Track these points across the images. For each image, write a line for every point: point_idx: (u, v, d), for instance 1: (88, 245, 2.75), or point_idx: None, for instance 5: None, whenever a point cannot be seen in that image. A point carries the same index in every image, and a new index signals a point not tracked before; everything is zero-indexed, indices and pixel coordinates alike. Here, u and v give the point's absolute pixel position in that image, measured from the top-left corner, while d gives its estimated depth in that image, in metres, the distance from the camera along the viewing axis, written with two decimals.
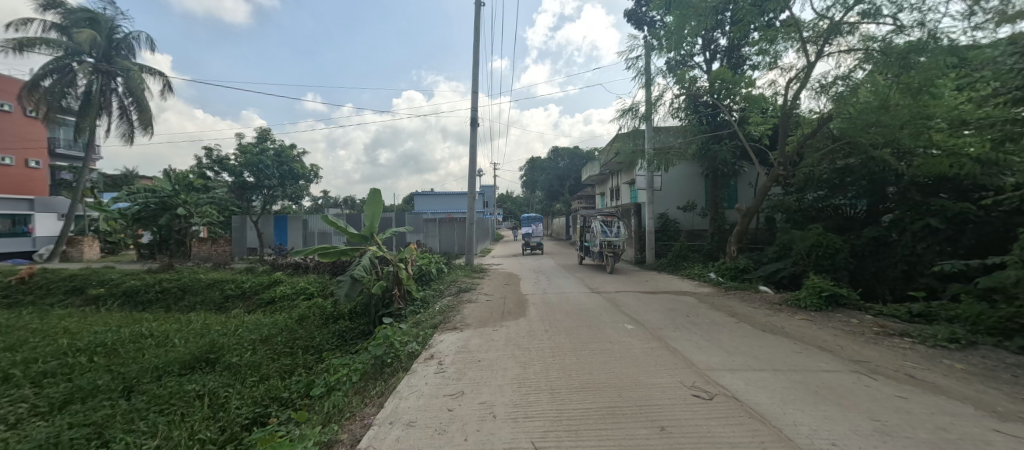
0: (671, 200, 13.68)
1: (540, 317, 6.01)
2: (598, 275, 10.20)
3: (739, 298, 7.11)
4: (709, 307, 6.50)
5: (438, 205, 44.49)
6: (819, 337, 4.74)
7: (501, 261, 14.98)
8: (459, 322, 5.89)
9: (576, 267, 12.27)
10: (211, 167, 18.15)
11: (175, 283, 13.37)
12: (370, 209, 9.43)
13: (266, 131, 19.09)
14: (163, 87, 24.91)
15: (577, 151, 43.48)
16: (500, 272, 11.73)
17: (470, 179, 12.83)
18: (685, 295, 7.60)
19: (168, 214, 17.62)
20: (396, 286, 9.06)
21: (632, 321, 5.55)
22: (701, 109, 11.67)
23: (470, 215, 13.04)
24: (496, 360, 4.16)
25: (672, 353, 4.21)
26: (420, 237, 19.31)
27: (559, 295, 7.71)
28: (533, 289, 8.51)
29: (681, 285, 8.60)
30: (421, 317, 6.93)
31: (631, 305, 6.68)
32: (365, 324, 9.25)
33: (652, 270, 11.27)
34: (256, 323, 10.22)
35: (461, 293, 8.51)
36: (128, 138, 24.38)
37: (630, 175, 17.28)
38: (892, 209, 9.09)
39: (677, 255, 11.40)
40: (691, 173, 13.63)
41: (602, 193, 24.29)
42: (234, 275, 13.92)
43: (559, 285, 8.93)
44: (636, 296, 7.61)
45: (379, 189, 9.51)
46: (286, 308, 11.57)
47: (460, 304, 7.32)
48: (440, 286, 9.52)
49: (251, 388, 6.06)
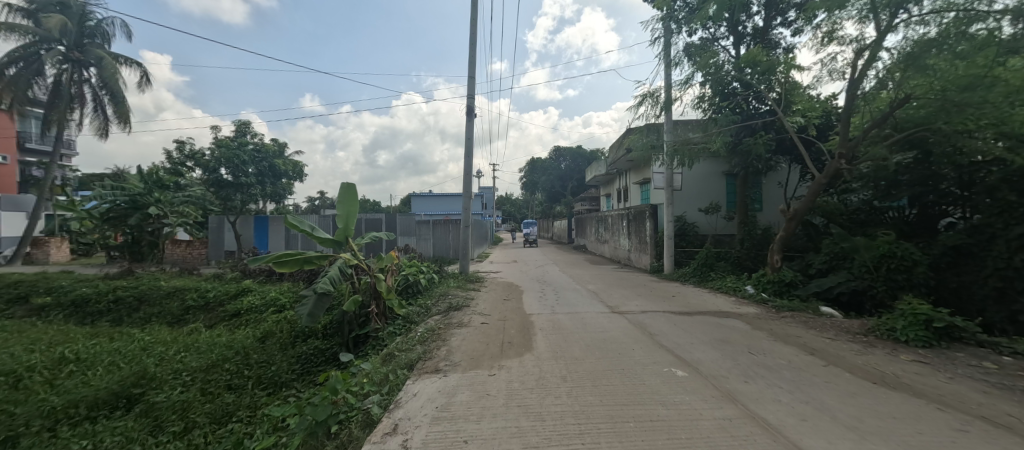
0: (690, 202, 12.20)
1: (553, 352, 4.47)
2: (613, 288, 8.66)
3: (800, 323, 5.61)
4: (770, 337, 4.98)
5: (435, 206, 43.07)
6: (964, 397, 3.24)
7: (499, 268, 13.42)
8: (444, 360, 4.35)
9: (584, 276, 10.74)
10: (183, 162, 16.60)
11: (131, 292, 11.81)
12: (344, 208, 7.93)
13: (245, 124, 17.57)
14: (141, 78, 23.37)
15: (578, 151, 42.18)
16: (499, 282, 10.24)
17: (465, 176, 11.30)
18: (729, 317, 6.08)
19: (139, 214, 15.90)
20: (374, 301, 7.55)
21: (680, 362, 4.02)
22: (730, 97, 10.22)
23: (464, 217, 11.46)
24: (493, 444, 2.61)
25: (769, 432, 2.67)
26: (411, 240, 17.84)
27: (572, 317, 6.20)
28: (539, 308, 7.00)
29: (717, 302, 7.09)
30: (397, 346, 5.41)
31: (668, 334, 5.15)
32: (337, 346, 7.75)
33: (673, 281, 9.76)
34: (211, 343, 8.68)
35: (452, 311, 6.99)
36: (102, 133, 22.79)
37: (641, 174, 15.83)
38: (964, 214, 7.63)
39: (702, 264, 9.92)
40: (713, 172, 12.17)
41: (607, 194, 22.83)
42: (199, 282, 12.40)
43: (570, 302, 7.39)
44: (668, 319, 6.06)
45: (354, 184, 8.03)
46: (252, 322, 10.04)
47: (448, 329, 5.79)
48: (427, 301, 7.98)
49: (162, 447, 4.49)
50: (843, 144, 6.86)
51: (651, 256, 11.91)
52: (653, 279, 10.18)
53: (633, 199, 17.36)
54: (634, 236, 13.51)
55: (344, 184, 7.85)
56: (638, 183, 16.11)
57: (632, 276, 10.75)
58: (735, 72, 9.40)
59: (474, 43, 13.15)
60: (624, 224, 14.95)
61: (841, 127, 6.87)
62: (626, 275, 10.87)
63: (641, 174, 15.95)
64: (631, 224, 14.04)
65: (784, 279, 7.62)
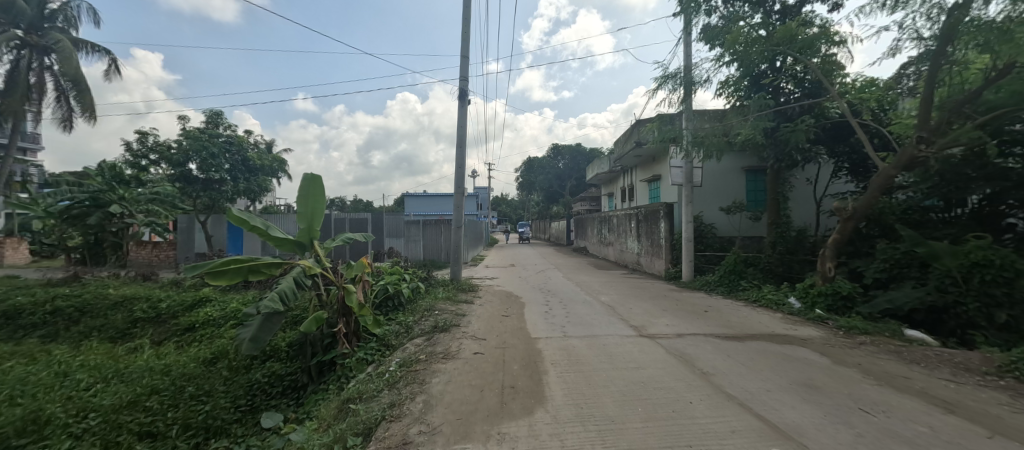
0: (709, 201, 10.93)
1: (577, 408, 3.07)
2: (631, 301, 7.30)
3: (893, 353, 4.28)
4: (869, 378, 3.62)
5: (429, 207, 41.61)
6: None
7: (496, 274, 12.02)
8: (418, 425, 2.92)
9: (593, 284, 9.38)
10: (146, 155, 15.01)
11: (72, 302, 10.25)
12: (304, 204, 6.44)
13: (216, 115, 16.04)
14: (111, 67, 21.79)
15: (578, 150, 41.03)
16: (496, 292, 8.89)
17: (457, 170, 9.85)
18: (792, 345, 4.73)
19: (98, 214, 14.14)
20: (343, 320, 6.10)
21: (775, 433, 2.64)
22: (761, 80, 8.93)
23: (456, 217, 10.07)
24: None
25: None
26: (400, 242, 16.45)
27: (592, 343, 4.83)
28: (548, 328, 5.63)
29: (765, 322, 5.73)
30: (358, 389, 3.99)
31: (728, 373, 3.78)
32: (298, 374, 6.30)
33: (697, 291, 8.44)
34: (150, 366, 7.17)
35: (438, 332, 5.60)
36: (66, 125, 21.15)
37: (651, 170, 14.56)
38: None
39: (729, 272, 8.63)
40: (734, 167, 10.88)
41: (610, 194, 21.52)
42: (153, 291, 10.88)
43: (583, 319, 6.02)
44: (715, 346, 4.70)
45: (319, 175, 6.60)
46: (207, 339, 8.58)
47: (429, 361, 4.39)
48: (408, 318, 6.53)
49: None
50: (922, 126, 5.55)
51: (666, 261, 10.62)
52: (672, 288, 8.85)
53: (640, 198, 16.03)
54: (645, 238, 12.23)
55: (307, 176, 6.38)
56: (647, 181, 14.81)
57: (647, 284, 9.42)
58: (770, 50, 8.11)
59: (467, 22, 11.71)
60: (632, 225, 13.68)
61: (920, 106, 5.56)
62: (640, 283, 9.57)
63: (651, 171, 14.64)
64: (640, 226, 12.75)
65: (841, 292, 6.29)
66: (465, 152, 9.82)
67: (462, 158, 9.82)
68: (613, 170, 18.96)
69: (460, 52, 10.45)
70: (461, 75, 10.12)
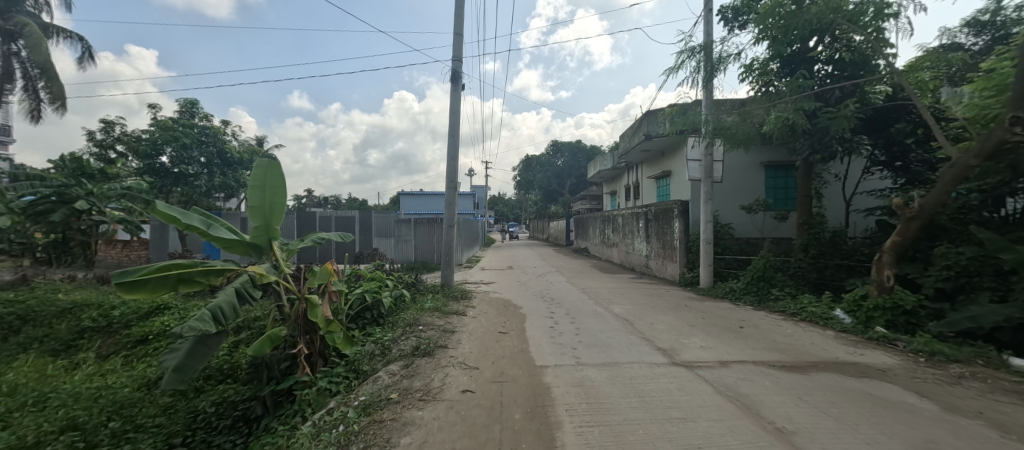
0: (725, 199, 9.96)
1: None
2: (649, 314, 6.25)
3: (1016, 396, 3.23)
4: (1014, 440, 2.57)
5: (424, 205, 40.41)
6: None
7: (492, 278, 10.94)
8: None
9: (602, 291, 8.33)
10: (112, 146, 13.75)
11: (13, 308, 9.04)
12: (258, 197, 5.30)
13: (191, 104, 14.83)
14: (85, 55, 20.51)
15: (578, 147, 40.02)
16: (492, 300, 7.81)
17: (449, 162, 8.78)
18: (873, 378, 3.67)
19: (63, 210, 12.60)
20: (305, 338, 4.99)
21: None
22: (792, 63, 7.93)
23: (448, 215, 8.96)
24: None
25: None
26: (390, 242, 15.43)
27: (615, 375, 3.75)
28: (556, 351, 4.54)
29: (820, 345, 4.69)
30: (299, 448, 2.89)
31: (814, 429, 2.70)
32: (251, 403, 5.19)
33: (721, 300, 7.40)
34: (81, 389, 6.04)
35: (419, 355, 4.51)
36: (35, 115, 19.82)
37: (659, 166, 13.54)
38: None
39: (756, 279, 7.60)
40: (753, 163, 9.90)
41: (613, 192, 20.50)
42: (109, 296, 9.70)
43: (597, 339, 4.93)
44: (775, 380, 3.63)
45: (278, 164, 5.49)
46: (160, 353, 7.45)
47: (402, 403, 3.29)
48: (386, 336, 5.45)
49: None
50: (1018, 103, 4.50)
51: (680, 266, 9.59)
52: (692, 297, 7.81)
53: (647, 196, 15.02)
54: (654, 240, 11.22)
55: (257, 162, 5.24)
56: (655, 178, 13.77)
57: (663, 292, 8.37)
58: (810, 23, 7.01)
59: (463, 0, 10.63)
60: (639, 225, 12.67)
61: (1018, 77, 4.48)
62: (654, 290, 8.51)
63: (660, 168, 13.63)
64: (649, 226, 11.74)
65: (904, 306, 5.25)
66: (458, 141, 8.75)
67: (455, 149, 8.74)
68: (617, 167, 17.91)
69: (454, 31, 9.36)
70: (454, 56, 9.02)
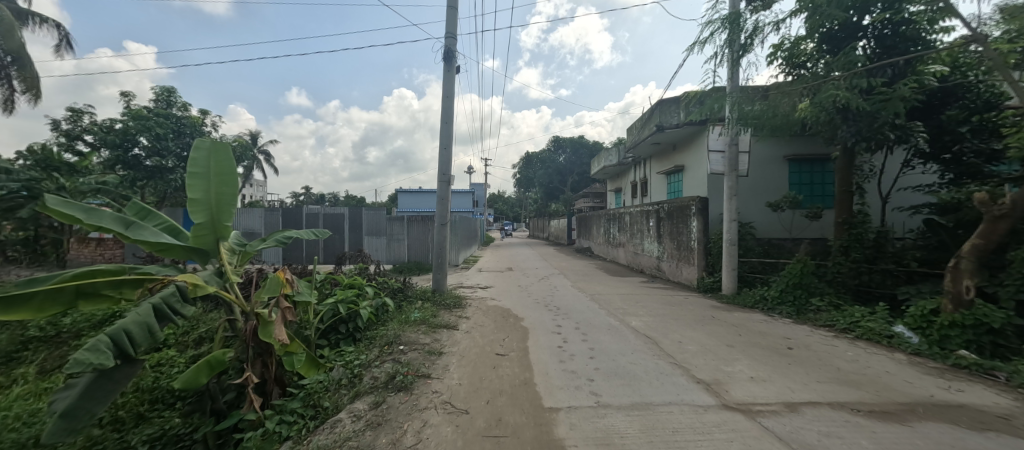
0: (748, 195, 9.57)
1: None
2: (674, 330, 5.28)
3: None
4: None
5: (421, 203, 39.34)
6: None
7: (489, 281, 9.97)
8: None
9: (613, 299, 7.35)
10: (79, 137, 12.72)
11: None
12: (200, 189, 4.26)
13: (168, 92, 13.86)
14: (64, 43, 19.51)
15: (580, 142, 38.99)
16: (489, 309, 6.83)
17: (442, 151, 7.80)
18: (1005, 434, 2.68)
19: None
20: (256, 363, 4.00)
21: None
22: (833, 39, 6.97)
23: (440, 212, 7.95)
24: None
25: None
26: (382, 241, 14.49)
27: (652, 425, 2.76)
28: (568, 383, 3.56)
29: (898, 376, 3.73)
30: None
31: None
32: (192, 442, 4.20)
33: (752, 311, 6.43)
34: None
35: (392, 389, 3.52)
36: (9, 107, 18.76)
37: (671, 159, 12.61)
38: None
39: (791, 286, 6.62)
40: (776, 156, 9.57)
41: (617, 189, 19.60)
42: None
43: (620, 365, 3.95)
44: (872, 435, 2.65)
45: (226, 148, 4.49)
46: None
47: None
48: (359, 358, 4.46)
49: None
50: None
51: (697, 269, 8.63)
52: (716, 306, 6.85)
53: (657, 193, 14.06)
54: (668, 240, 10.24)
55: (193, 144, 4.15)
56: (666, 173, 12.84)
57: (682, 299, 7.40)
58: None
59: None
60: (649, 223, 11.69)
61: None
62: (672, 297, 7.55)
63: (671, 163, 12.70)
64: (661, 225, 10.75)
65: (991, 324, 4.22)
66: (452, 128, 7.77)
67: (448, 137, 7.75)
68: (622, 162, 16.96)
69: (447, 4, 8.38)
70: (447, 33, 8.03)
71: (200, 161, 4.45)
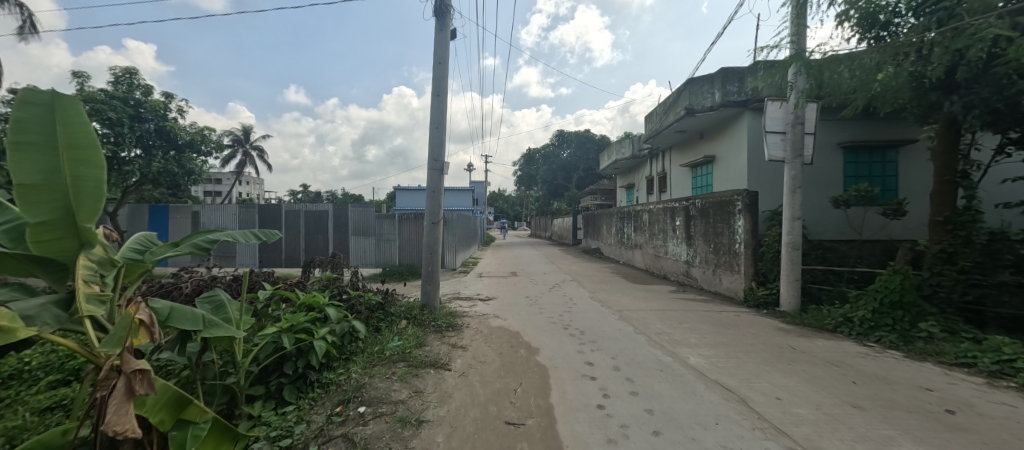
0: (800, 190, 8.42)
1: None
2: (755, 373, 3.71)
3: None
4: None
5: (419, 200, 37.64)
6: None
7: (491, 291, 8.41)
8: None
9: (649, 318, 5.79)
10: None
11: None
12: (39, 172, 2.64)
13: (128, 72, 12.26)
14: (27, 24, 17.85)
15: (585, 137, 37.32)
16: (491, 332, 5.28)
17: (432, 132, 6.25)
18: None
19: None
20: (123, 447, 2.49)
21: None
22: None
23: (431, 208, 6.36)
24: None
25: None
26: (371, 241, 12.95)
27: None
28: None
29: None
30: None
31: None
32: None
33: (838, 339, 4.87)
34: None
35: None
36: None
37: (698, 149, 11.09)
38: None
39: (887, 306, 5.05)
40: (828, 144, 8.47)
41: (629, 185, 18.05)
42: None
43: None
44: None
45: (77, 101, 2.75)
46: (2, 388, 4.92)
47: None
48: (294, 427, 2.90)
49: None
50: None
51: (744, 278, 7.06)
52: (784, 329, 5.29)
53: (679, 189, 12.50)
54: (701, 242, 8.65)
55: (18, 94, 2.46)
56: (692, 165, 11.31)
57: (736, 319, 5.83)
58: None
59: None
60: (675, 222, 10.11)
61: None
62: (720, 315, 5.98)
63: (698, 154, 11.16)
64: (692, 224, 9.16)
65: None
66: (445, 104, 6.24)
67: (440, 114, 6.22)
68: (637, 155, 15.41)
69: None
70: None
71: (28, 117, 2.66)
